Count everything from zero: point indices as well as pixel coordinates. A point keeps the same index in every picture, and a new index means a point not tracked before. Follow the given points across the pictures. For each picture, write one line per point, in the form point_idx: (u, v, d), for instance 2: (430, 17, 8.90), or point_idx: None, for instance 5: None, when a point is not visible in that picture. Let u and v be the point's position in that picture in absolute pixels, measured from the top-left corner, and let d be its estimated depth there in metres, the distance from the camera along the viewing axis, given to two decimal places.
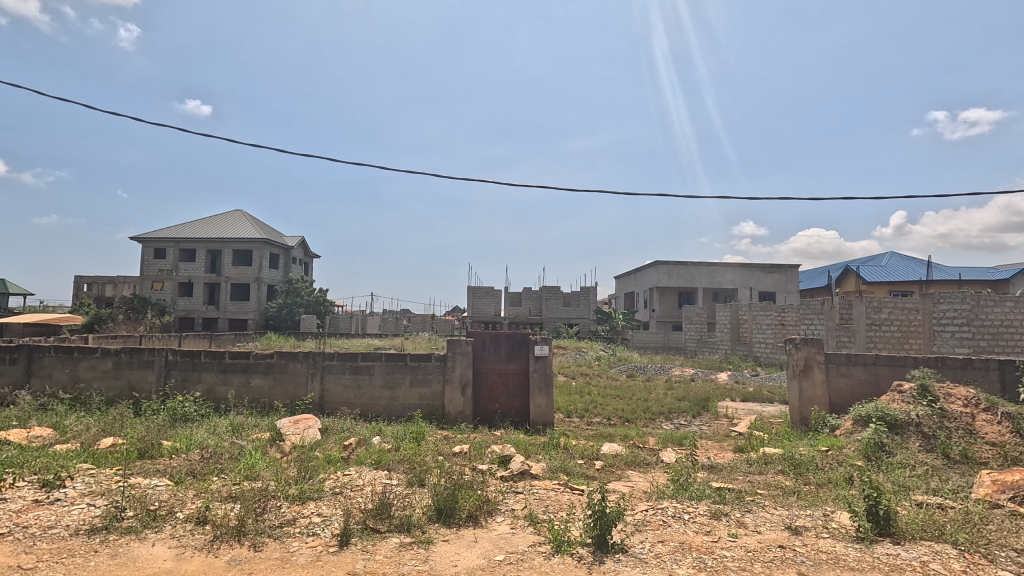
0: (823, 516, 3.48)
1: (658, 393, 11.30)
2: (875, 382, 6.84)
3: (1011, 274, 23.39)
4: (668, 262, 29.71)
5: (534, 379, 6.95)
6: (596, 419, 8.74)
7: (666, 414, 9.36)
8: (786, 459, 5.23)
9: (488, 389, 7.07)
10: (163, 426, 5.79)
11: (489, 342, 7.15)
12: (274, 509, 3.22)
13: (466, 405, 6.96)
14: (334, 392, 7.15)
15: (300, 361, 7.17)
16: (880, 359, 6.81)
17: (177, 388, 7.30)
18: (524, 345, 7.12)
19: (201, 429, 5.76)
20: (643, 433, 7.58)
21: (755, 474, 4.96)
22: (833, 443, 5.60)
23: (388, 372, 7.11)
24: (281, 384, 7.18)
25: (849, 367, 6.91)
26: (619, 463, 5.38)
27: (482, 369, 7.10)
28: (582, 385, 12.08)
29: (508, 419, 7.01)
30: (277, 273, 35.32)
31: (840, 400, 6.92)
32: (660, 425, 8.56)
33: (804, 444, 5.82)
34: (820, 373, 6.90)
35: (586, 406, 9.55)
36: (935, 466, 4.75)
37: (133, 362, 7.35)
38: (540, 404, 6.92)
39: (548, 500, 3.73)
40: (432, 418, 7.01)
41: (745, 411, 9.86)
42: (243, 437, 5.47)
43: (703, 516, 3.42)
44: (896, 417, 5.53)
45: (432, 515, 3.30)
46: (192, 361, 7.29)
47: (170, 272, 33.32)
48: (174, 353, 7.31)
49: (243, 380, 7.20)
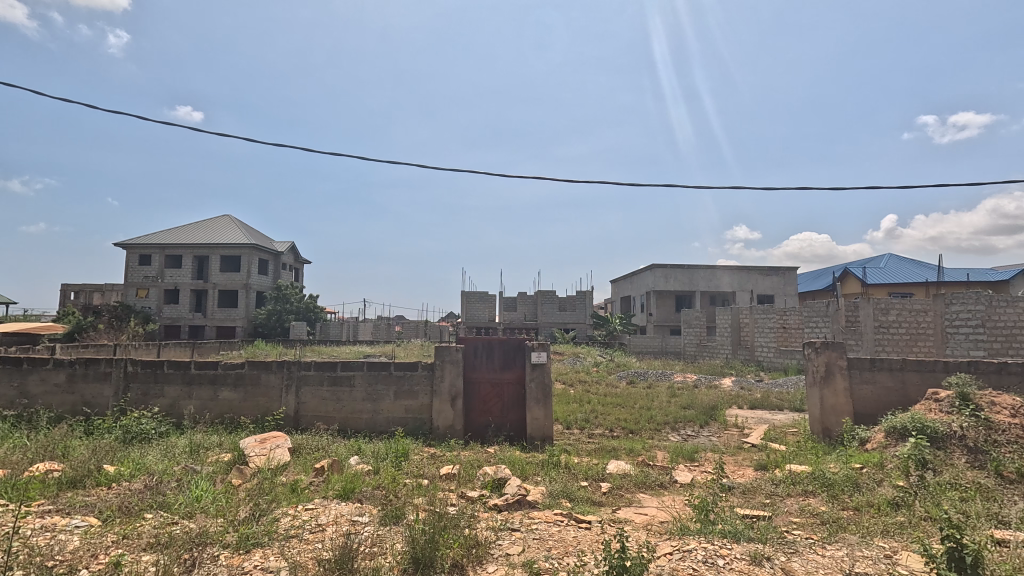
0: (885, 560, 2.87)
1: (661, 401, 10.70)
2: (903, 390, 6.25)
3: (1011, 275, 23.06)
4: (665, 266, 29.21)
5: (531, 389, 6.32)
6: (597, 431, 8.11)
7: (672, 425, 8.75)
8: (817, 479, 4.66)
9: (481, 401, 6.44)
10: (110, 448, 5.10)
11: (480, 349, 6.52)
12: (208, 563, 2.56)
13: (456, 419, 6.31)
14: (311, 406, 6.48)
15: (274, 372, 6.51)
16: (908, 364, 6.24)
17: (136, 402, 6.60)
18: (519, 353, 6.49)
19: (154, 451, 5.08)
20: (650, 447, 6.97)
21: (785, 498, 4.37)
22: (868, 459, 5.00)
23: (369, 383, 6.46)
24: (252, 397, 6.51)
25: (874, 373, 6.31)
26: (628, 485, 4.77)
27: (474, 378, 6.47)
28: (581, 393, 11.44)
29: (503, 433, 6.37)
30: (266, 279, 34.51)
31: (865, 409, 6.33)
32: (666, 437, 7.95)
33: (834, 460, 5.20)
34: (842, 380, 6.32)
35: (586, 416, 8.92)
36: (990, 488, 4.16)
37: (89, 374, 6.66)
38: (537, 417, 6.27)
39: (550, 541, 3.10)
40: (417, 434, 6.35)
41: (755, 420, 9.26)
42: (198, 460, 4.79)
43: (742, 562, 2.79)
44: (936, 430, 4.96)
45: (406, 568, 2.66)
46: (154, 373, 6.60)
47: (155, 279, 32.53)
48: (133, 364, 6.62)
49: (210, 393, 6.52)
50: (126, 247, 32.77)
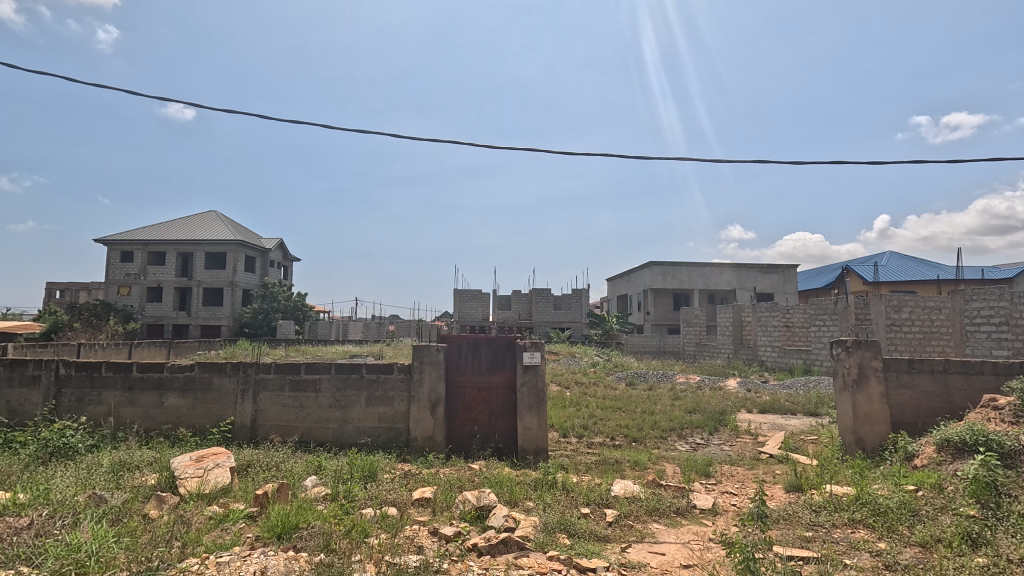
0: None
1: (665, 405, 9.87)
2: (946, 394, 5.49)
3: (1015, 274, 22.39)
4: (662, 263, 28.46)
5: (522, 395, 5.49)
6: (596, 440, 7.27)
7: (679, 432, 7.95)
8: (865, 506, 3.89)
9: (465, 408, 5.62)
10: (14, 468, 4.23)
11: (465, 349, 5.69)
12: None
13: (436, 429, 5.47)
14: (270, 414, 5.63)
15: (228, 375, 5.66)
16: (951, 365, 5.48)
17: (69, 410, 5.73)
18: (510, 353, 5.68)
19: (67, 471, 4.22)
20: (656, 459, 6.14)
21: (831, 531, 3.64)
22: (923, 478, 4.20)
23: (337, 389, 5.62)
24: (202, 405, 5.65)
25: (913, 376, 5.54)
26: (638, 512, 3.98)
27: (458, 382, 5.64)
28: (578, 396, 10.61)
29: (490, 446, 5.55)
30: (253, 277, 33.48)
31: (903, 417, 5.55)
32: (673, 446, 7.14)
33: (881, 479, 4.40)
34: (877, 383, 5.55)
35: (584, 423, 8.09)
36: None
37: (15, 377, 5.80)
38: (530, 426, 5.43)
39: None
40: (392, 447, 5.51)
41: (769, 426, 8.45)
42: (117, 484, 3.92)
43: None
44: (1003, 444, 4.18)
45: None
46: (90, 377, 5.74)
47: (137, 276, 31.46)
48: (66, 367, 5.76)
49: (154, 400, 5.66)
50: (107, 243, 31.70)
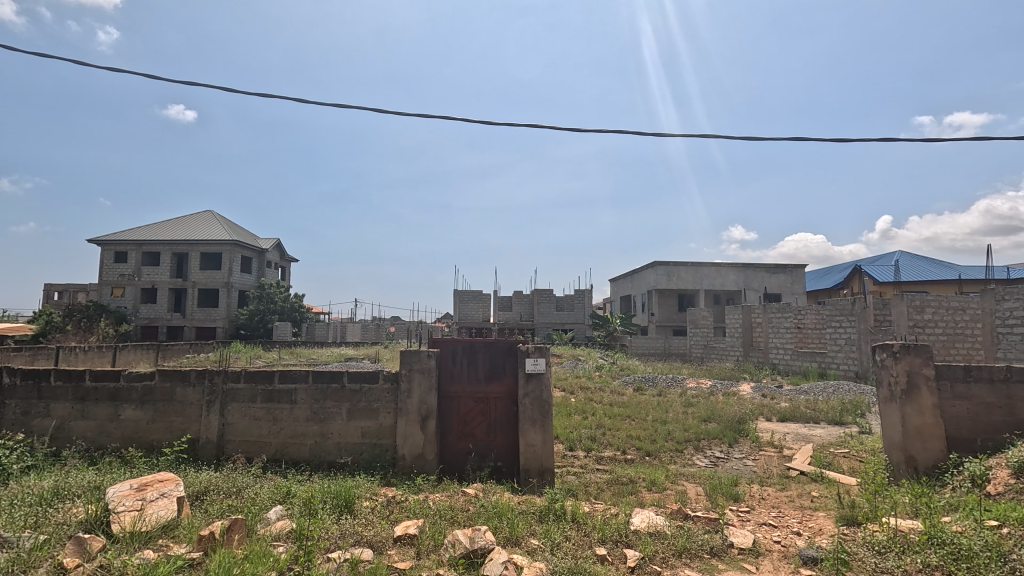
0: None
1: (677, 413, 9.16)
2: (1008, 406, 4.80)
3: None
4: (667, 263, 27.78)
5: (524, 407, 4.81)
6: (605, 454, 6.58)
7: (696, 443, 7.25)
8: (944, 548, 3.18)
9: (461, 421, 4.95)
10: None
11: (460, 354, 5.01)
12: None
13: (427, 446, 4.79)
14: (238, 428, 4.96)
15: (193, 385, 5.00)
16: (1014, 372, 4.79)
17: (15, 425, 5.07)
18: (511, 359, 5.01)
19: None
20: (676, 477, 5.44)
21: None
22: (1005, 511, 3.51)
23: (315, 400, 4.95)
24: (163, 418, 4.98)
25: (969, 385, 4.86)
26: (665, 553, 3.29)
27: (452, 393, 4.98)
28: (582, 402, 9.90)
29: (488, 465, 4.89)
30: (249, 278, 32.84)
31: (959, 433, 4.86)
32: (691, 461, 6.43)
33: (952, 512, 3.70)
34: (929, 394, 4.86)
35: (591, 433, 7.39)
36: None
37: None
38: (533, 443, 4.76)
39: None
40: (376, 465, 4.84)
41: (793, 437, 7.75)
42: (31, 522, 3.22)
43: None
44: None
45: None
46: (37, 387, 5.08)
47: (131, 277, 30.87)
48: (11, 374, 5.10)
49: (109, 412, 5.00)
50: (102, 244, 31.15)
